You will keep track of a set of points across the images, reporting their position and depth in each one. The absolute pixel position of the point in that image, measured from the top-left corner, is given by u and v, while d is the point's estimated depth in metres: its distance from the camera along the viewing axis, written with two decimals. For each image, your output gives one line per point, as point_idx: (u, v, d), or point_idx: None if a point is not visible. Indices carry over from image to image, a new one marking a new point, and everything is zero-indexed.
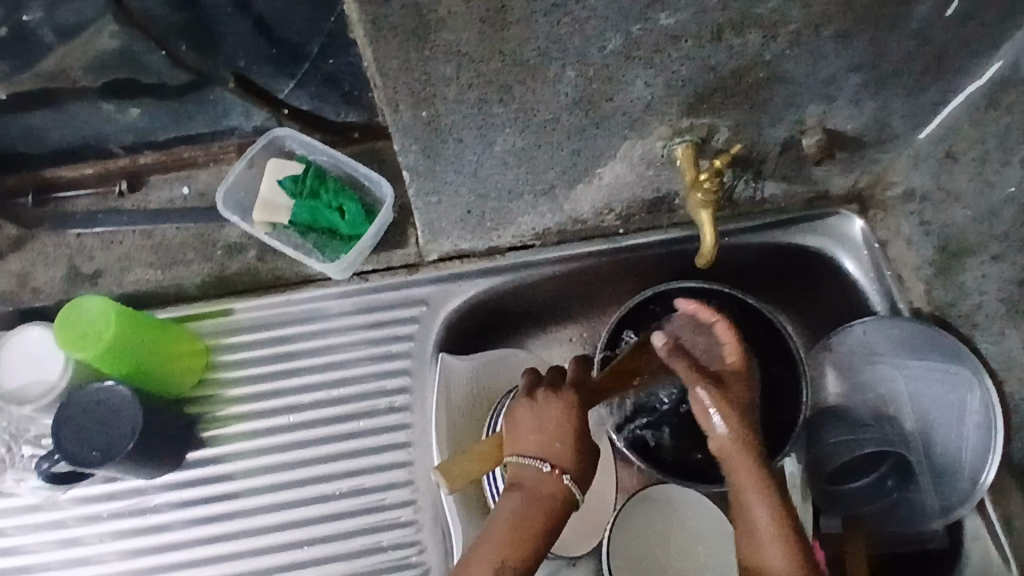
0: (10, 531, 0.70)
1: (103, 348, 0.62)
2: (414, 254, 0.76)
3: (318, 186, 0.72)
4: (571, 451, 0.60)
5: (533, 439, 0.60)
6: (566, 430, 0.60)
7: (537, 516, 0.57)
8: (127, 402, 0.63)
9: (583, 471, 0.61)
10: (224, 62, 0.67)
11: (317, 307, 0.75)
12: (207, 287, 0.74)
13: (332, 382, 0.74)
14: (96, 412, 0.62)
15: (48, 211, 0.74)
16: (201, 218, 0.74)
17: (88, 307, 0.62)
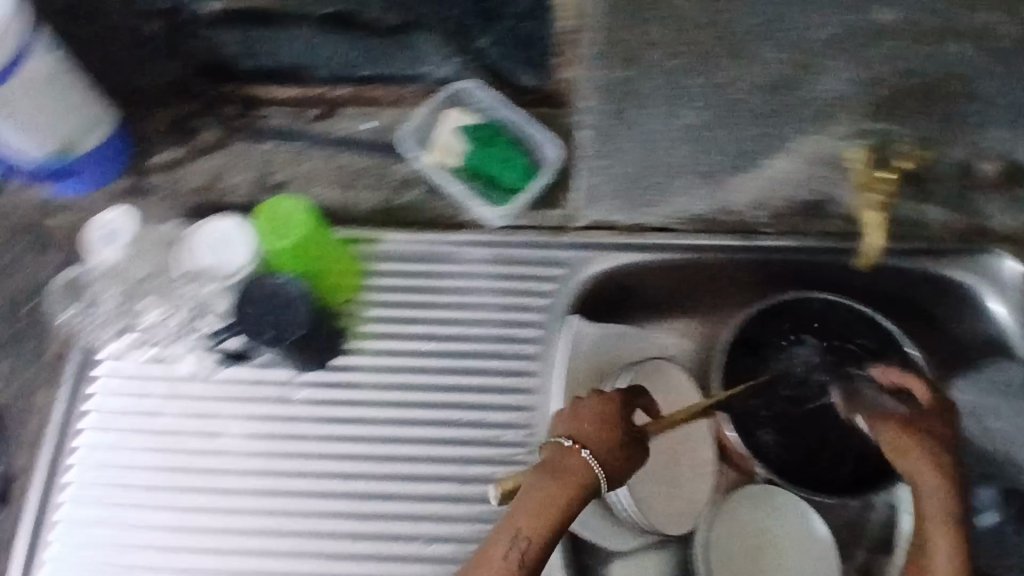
0: (158, 395, 0.75)
1: (294, 240, 0.71)
2: (565, 216, 0.80)
3: (493, 138, 0.79)
4: (595, 442, 0.61)
5: (562, 427, 0.64)
6: (598, 428, 0.63)
7: (549, 496, 0.58)
8: (303, 295, 0.70)
9: (614, 467, 0.61)
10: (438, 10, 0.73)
11: (468, 250, 0.79)
12: (374, 214, 0.80)
13: (469, 322, 0.78)
14: (274, 296, 0.70)
15: (251, 123, 0.83)
16: (380, 151, 0.81)
17: (289, 204, 0.72)
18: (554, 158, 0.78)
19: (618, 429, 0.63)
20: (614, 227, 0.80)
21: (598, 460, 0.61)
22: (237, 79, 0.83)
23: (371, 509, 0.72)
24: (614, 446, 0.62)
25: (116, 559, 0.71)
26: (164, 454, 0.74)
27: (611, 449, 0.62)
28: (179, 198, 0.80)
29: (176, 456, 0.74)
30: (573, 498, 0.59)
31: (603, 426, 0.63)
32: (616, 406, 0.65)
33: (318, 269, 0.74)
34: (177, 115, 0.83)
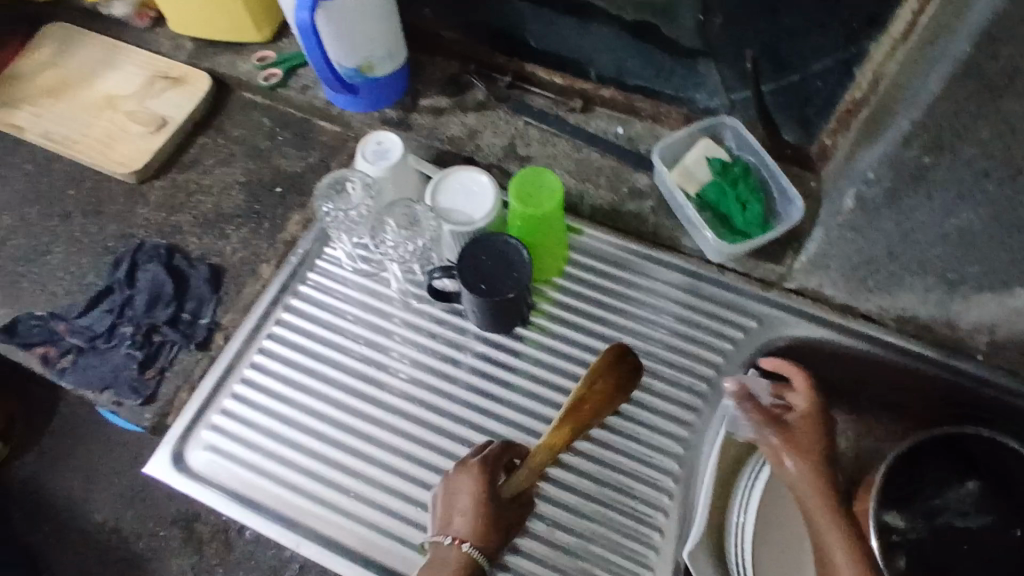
0: (354, 303, 0.81)
1: (529, 218, 0.72)
2: (780, 272, 0.80)
3: (742, 178, 0.79)
4: (476, 528, 0.64)
5: (441, 516, 0.66)
6: (474, 512, 0.65)
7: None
8: (523, 262, 0.73)
9: (480, 539, 0.64)
10: (736, 48, 0.76)
11: (670, 273, 0.82)
12: (598, 211, 0.84)
13: (650, 339, 0.79)
14: (503, 258, 0.73)
15: (515, 96, 0.89)
16: (624, 157, 0.85)
17: (545, 186, 0.71)
18: (792, 214, 0.78)
19: (489, 505, 0.65)
20: (820, 299, 0.80)
21: (484, 540, 0.64)
22: (517, 53, 0.89)
23: None
24: (496, 527, 0.65)
25: (275, 430, 0.75)
26: (345, 355, 0.78)
27: (483, 529, 0.65)
28: (431, 140, 0.87)
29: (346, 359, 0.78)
30: None
31: (498, 511, 0.66)
32: (476, 484, 0.66)
33: (541, 243, 0.77)
34: (456, 69, 0.91)
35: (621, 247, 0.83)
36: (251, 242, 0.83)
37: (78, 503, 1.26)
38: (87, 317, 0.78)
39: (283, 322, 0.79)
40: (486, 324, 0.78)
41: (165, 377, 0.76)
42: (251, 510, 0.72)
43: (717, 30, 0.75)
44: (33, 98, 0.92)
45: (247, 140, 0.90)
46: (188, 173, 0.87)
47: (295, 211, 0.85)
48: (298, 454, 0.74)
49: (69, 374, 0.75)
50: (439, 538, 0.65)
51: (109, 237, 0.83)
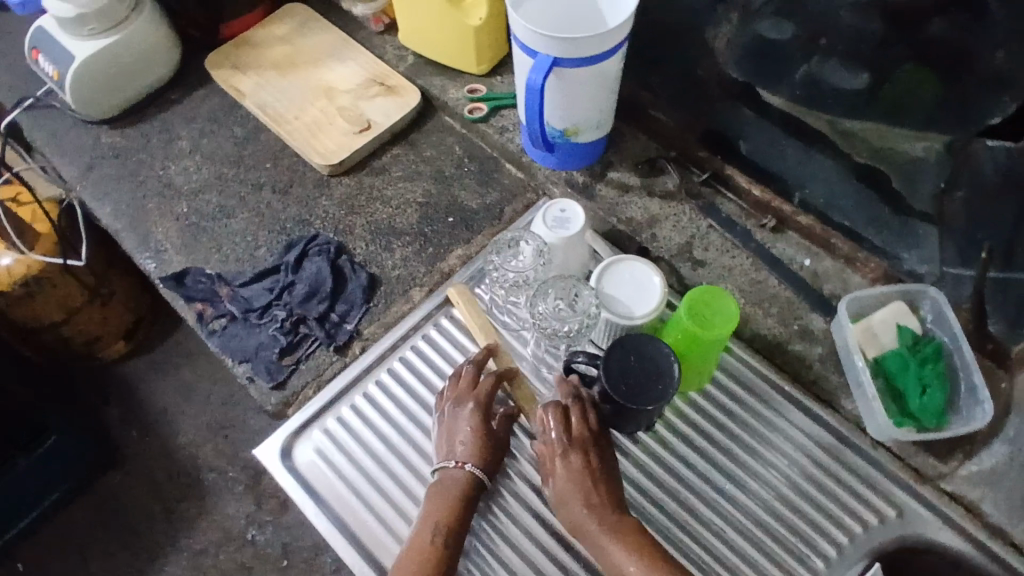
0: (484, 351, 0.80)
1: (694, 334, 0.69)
2: (942, 472, 0.73)
3: (932, 360, 0.73)
4: (477, 451, 0.70)
5: (444, 447, 0.71)
6: (480, 445, 0.70)
7: (449, 499, 0.68)
8: (671, 378, 0.69)
9: (485, 465, 0.70)
10: (970, 227, 0.70)
11: (813, 427, 0.76)
12: (759, 339, 0.80)
13: (772, 490, 0.73)
14: (649, 367, 0.69)
15: (706, 195, 0.87)
16: (803, 292, 0.80)
17: (723, 311, 0.69)
18: (981, 415, 0.71)
19: (494, 441, 0.71)
20: (976, 513, 0.71)
21: (485, 467, 0.70)
22: (723, 154, 0.86)
23: None
24: (494, 457, 0.71)
25: (378, 454, 0.75)
26: None
27: (486, 457, 0.70)
28: (610, 214, 0.86)
29: None
30: (469, 497, 0.69)
31: (494, 446, 0.71)
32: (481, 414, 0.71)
33: (693, 362, 0.73)
34: (655, 152, 0.90)
35: (771, 382, 0.78)
36: (410, 261, 0.85)
37: (169, 418, 1.34)
38: (249, 289, 0.82)
39: (419, 351, 0.80)
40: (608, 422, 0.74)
41: (298, 369, 0.78)
42: (333, 522, 0.72)
43: (956, 202, 0.69)
44: (259, 66, 0.98)
45: (436, 161, 0.92)
46: (375, 177, 0.91)
47: (459, 244, 0.86)
48: (393, 485, 0.73)
49: (216, 338, 0.79)
50: (445, 463, 0.70)
51: (289, 218, 0.88)
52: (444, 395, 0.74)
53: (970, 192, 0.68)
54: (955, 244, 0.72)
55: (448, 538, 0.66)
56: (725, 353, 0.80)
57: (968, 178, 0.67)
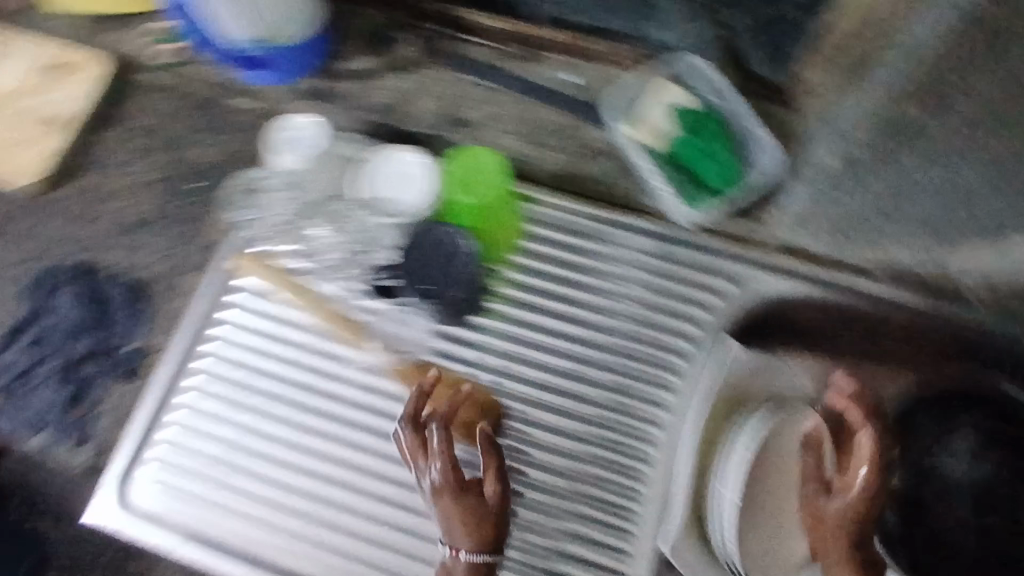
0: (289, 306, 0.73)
1: (467, 198, 0.71)
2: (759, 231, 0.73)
3: (708, 131, 0.71)
4: (476, 484, 0.58)
5: (446, 507, 0.58)
6: (468, 521, 0.57)
7: (481, 555, 0.57)
8: (463, 257, 0.71)
9: (476, 519, 0.57)
10: None
11: (635, 236, 0.73)
12: (553, 177, 0.75)
13: (615, 314, 0.72)
14: (440, 241, 0.70)
15: (448, 48, 0.78)
16: (576, 109, 0.75)
17: (485, 162, 0.72)
18: (767, 168, 0.70)
19: (475, 505, 0.58)
20: (801, 253, 0.72)
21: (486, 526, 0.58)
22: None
23: (476, 478, 0.69)
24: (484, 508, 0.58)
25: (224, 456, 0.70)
26: (292, 367, 0.72)
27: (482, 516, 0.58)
28: (360, 110, 0.78)
29: (289, 374, 0.72)
30: (491, 536, 0.58)
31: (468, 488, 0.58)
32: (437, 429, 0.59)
33: (487, 221, 0.72)
34: (379, 20, 0.79)
35: (581, 210, 0.74)
36: (172, 249, 0.75)
37: None
38: (5, 356, 0.71)
39: (222, 334, 0.73)
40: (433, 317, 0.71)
41: (101, 412, 0.70)
42: (204, 547, 0.68)
43: None
44: None
45: (154, 127, 0.79)
46: (93, 173, 0.78)
47: (216, 207, 0.76)
48: (251, 480, 0.69)
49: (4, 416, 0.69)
50: (452, 532, 0.58)
51: (17, 260, 0.75)
52: (409, 444, 0.60)
53: None
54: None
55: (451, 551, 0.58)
56: (536, 203, 0.75)
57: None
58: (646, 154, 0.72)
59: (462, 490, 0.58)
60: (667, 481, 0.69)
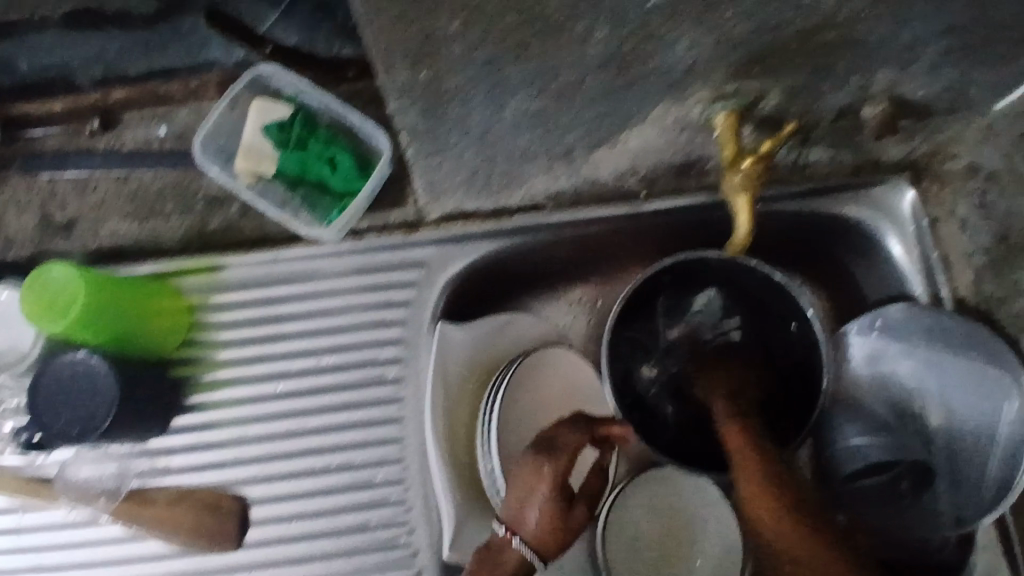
0: None
1: (68, 320, 0.61)
2: (413, 213, 0.71)
3: (305, 137, 0.65)
4: (548, 488, 0.61)
5: (523, 510, 0.61)
6: (547, 527, 0.61)
7: (543, 545, 0.61)
8: (104, 375, 0.62)
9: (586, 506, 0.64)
10: None
11: (310, 266, 0.72)
12: (188, 241, 0.70)
13: (321, 351, 0.72)
14: (70, 373, 0.62)
15: (17, 150, 0.69)
16: (179, 164, 0.68)
17: (55, 274, 0.62)
18: (381, 150, 0.66)
19: (562, 510, 0.61)
20: (467, 217, 0.72)
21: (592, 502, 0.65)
22: None
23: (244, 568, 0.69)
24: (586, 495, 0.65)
25: None
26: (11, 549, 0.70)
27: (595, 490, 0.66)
28: None
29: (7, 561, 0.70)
30: (557, 527, 0.61)
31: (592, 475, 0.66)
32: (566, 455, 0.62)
33: (109, 323, 0.63)
34: None
35: (243, 267, 0.71)
36: None
37: None
38: None
39: None
40: (135, 438, 0.68)
41: None
42: None
43: None
44: None
45: None
46: None
47: None
48: None
49: None
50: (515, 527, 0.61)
51: None
52: (528, 463, 0.62)
53: None
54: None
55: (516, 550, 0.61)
56: (221, 272, 0.71)
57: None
58: (254, 187, 0.65)
59: (563, 492, 0.62)
60: (424, 485, 0.70)
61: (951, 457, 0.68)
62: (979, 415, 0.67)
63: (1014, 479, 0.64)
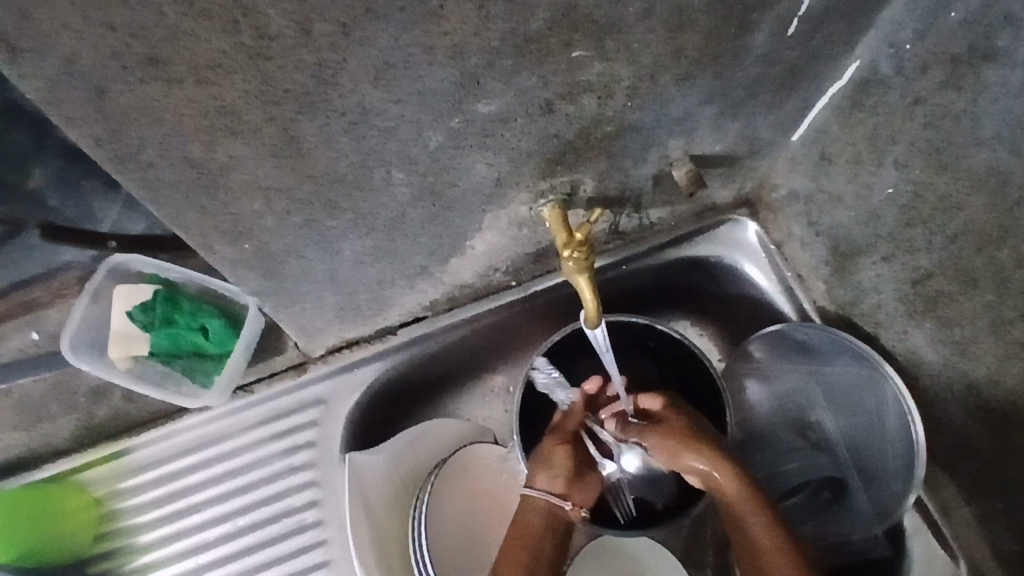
0: None
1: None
2: (300, 354, 0.72)
3: (170, 311, 0.66)
4: (565, 452, 0.69)
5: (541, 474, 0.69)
6: (554, 488, 0.68)
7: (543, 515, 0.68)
8: None
9: (530, 531, 0.67)
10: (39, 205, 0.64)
11: (209, 430, 0.72)
12: (79, 439, 0.70)
13: (237, 511, 0.71)
14: None
15: None
16: (56, 365, 0.70)
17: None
18: (247, 305, 0.68)
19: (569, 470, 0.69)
20: (355, 343, 0.73)
21: (553, 483, 0.68)
22: None
23: None
24: (550, 471, 0.68)
25: None
26: None
27: (560, 476, 0.68)
28: None
29: None
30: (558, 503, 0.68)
31: (550, 455, 0.69)
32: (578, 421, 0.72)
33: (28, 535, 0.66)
34: None
35: (143, 447, 0.71)
36: None
37: None
38: None
39: None
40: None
41: None
42: None
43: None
44: None
45: None
46: None
47: None
48: None
49: None
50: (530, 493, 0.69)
51: None
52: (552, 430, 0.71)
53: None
54: (55, 200, 0.64)
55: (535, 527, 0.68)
56: (122, 458, 0.70)
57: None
58: (131, 370, 0.66)
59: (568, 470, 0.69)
60: None
61: (857, 455, 0.72)
62: (869, 411, 0.71)
63: (913, 465, 0.67)
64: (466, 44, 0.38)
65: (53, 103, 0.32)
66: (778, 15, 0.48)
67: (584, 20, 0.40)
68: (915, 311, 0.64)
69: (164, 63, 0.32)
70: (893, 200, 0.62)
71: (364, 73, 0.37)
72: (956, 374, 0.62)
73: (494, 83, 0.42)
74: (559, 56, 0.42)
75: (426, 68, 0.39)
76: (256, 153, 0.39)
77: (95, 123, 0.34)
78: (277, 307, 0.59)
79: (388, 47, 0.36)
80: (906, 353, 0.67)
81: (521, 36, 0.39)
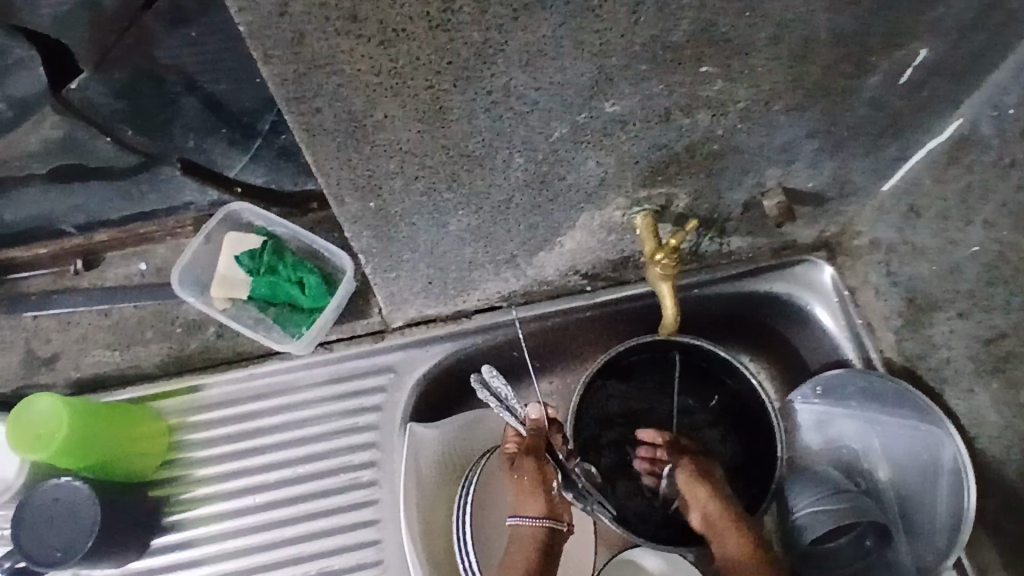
0: None
1: (61, 447, 0.65)
2: (379, 322, 0.77)
3: (275, 261, 0.71)
4: (544, 474, 0.68)
5: (528, 498, 0.68)
6: (546, 508, 0.68)
7: (538, 538, 0.67)
8: (86, 499, 0.66)
9: (530, 553, 0.66)
10: (177, 143, 0.69)
11: (282, 380, 0.77)
12: (166, 366, 0.76)
13: (294, 460, 0.75)
14: (60, 503, 0.65)
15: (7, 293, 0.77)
16: (156, 295, 0.76)
17: (43, 408, 0.66)
18: (344, 269, 0.73)
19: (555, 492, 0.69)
20: (433, 321, 0.77)
21: (548, 505, 0.68)
22: None
23: None
24: (542, 494, 0.68)
25: None
26: None
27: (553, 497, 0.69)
28: None
29: None
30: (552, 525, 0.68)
31: (534, 478, 0.68)
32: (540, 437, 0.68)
33: (90, 451, 0.67)
34: None
35: (217, 386, 0.76)
36: None
37: None
38: None
39: None
40: (116, 560, 0.69)
41: None
42: None
43: (139, 138, 0.67)
44: None
45: None
46: None
47: None
48: None
49: None
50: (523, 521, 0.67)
51: None
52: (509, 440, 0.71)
53: (133, 124, 0.66)
54: (194, 142, 0.70)
55: (540, 554, 0.67)
56: (198, 395, 0.76)
57: (92, 74, 0.60)
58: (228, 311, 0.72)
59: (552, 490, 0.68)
60: None
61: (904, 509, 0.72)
62: (922, 467, 0.71)
63: (961, 524, 0.67)
64: (610, 43, 0.42)
65: (258, 38, 0.36)
66: (896, 60, 0.51)
67: (718, 38, 0.44)
68: (985, 371, 0.64)
69: (360, 20, 0.36)
70: (977, 258, 0.63)
71: (515, 56, 0.41)
72: (1018, 439, 0.62)
73: (624, 85, 0.46)
74: (687, 69, 0.46)
75: (569, 62, 0.43)
76: (404, 116, 0.44)
77: (285, 63, 0.38)
78: (377, 269, 0.63)
79: (544, 36, 0.40)
80: (970, 414, 0.67)
81: (660, 44, 0.43)
